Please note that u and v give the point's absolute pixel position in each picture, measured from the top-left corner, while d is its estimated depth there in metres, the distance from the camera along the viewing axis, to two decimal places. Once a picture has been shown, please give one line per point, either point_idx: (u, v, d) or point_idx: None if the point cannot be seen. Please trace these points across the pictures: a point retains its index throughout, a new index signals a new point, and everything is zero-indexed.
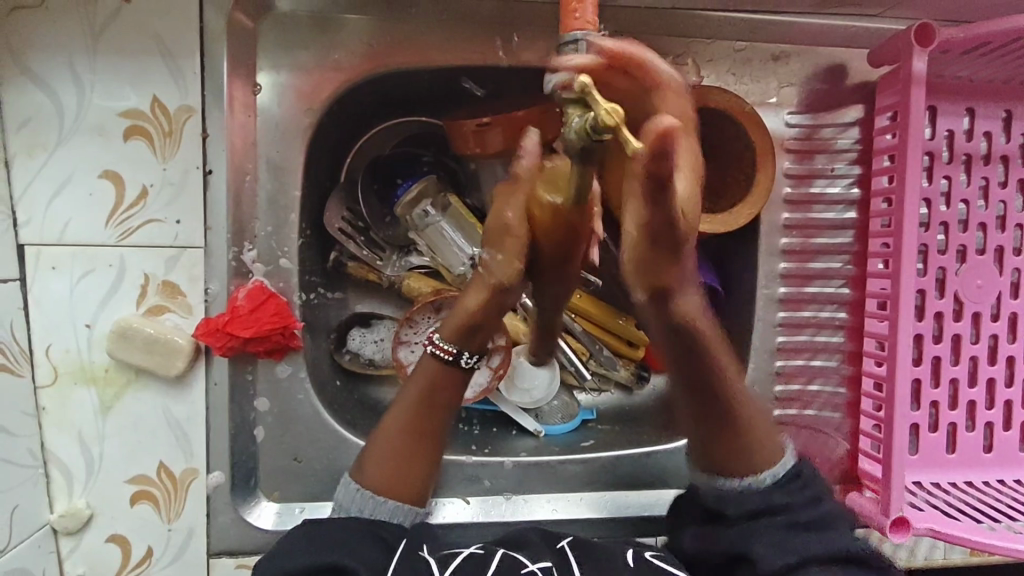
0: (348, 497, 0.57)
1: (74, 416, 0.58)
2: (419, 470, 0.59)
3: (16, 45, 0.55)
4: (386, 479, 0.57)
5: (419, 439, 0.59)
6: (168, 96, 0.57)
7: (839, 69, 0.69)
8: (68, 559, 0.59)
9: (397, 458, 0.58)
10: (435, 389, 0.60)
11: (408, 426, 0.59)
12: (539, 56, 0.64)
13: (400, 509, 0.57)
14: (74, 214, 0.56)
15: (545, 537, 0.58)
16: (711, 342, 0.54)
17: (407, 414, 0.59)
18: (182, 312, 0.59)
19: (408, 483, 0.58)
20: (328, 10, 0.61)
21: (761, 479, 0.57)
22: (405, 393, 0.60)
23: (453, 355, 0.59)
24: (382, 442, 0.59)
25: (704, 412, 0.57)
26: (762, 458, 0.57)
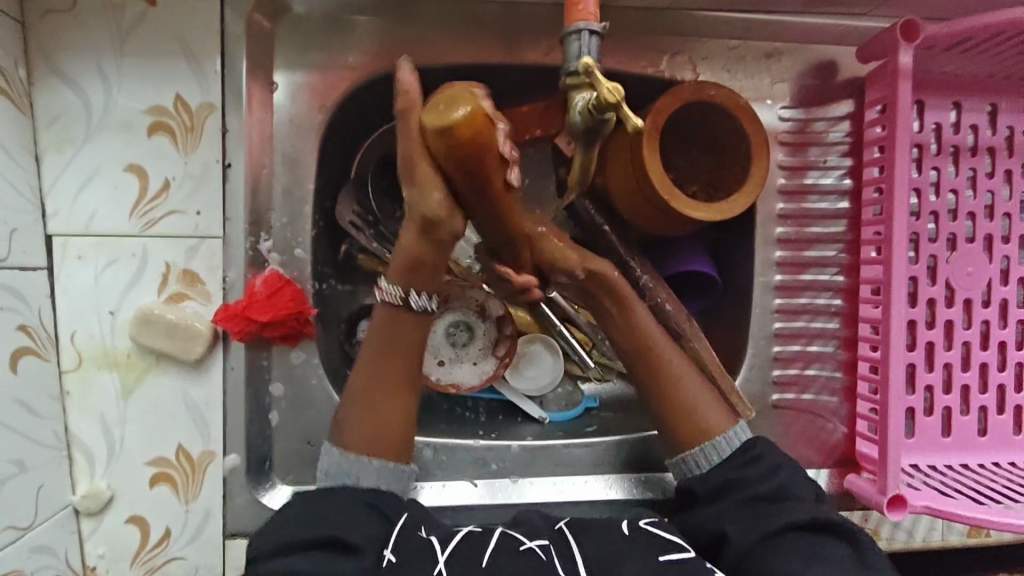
0: (334, 462, 0.59)
1: (96, 400, 0.60)
2: (394, 424, 0.61)
3: (48, 46, 0.58)
4: (369, 437, 0.60)
5: (390, 393, 0.61)
6: (190, 93, 0.60)
7: (830, 65, 0.72)
8: (89, 541, 0.61)
9: (375, 414, 0.60)
10: (393, 340, 0.61)
11: (378, 380, 0.61)
12: (542, 54, 0.67)
13: (386, 475, 0.59)
14: (100, 206, 0.59)
15: (545, 518, 0.59)
16: (625, 295, 0.66)
17: (373, 369, 0.61)
18: (201, 300, 0.61)
19: (389, 441, 0.60)
20: (341, 11, 0.64)
21: (715, 451, 0.63)
22: (369, 350, 0.62)
23: (403, 298, 0.60)
24: (357, 395, 0.61)
25: (656, 400, 0.66)
26: (712, 429, 0.63)
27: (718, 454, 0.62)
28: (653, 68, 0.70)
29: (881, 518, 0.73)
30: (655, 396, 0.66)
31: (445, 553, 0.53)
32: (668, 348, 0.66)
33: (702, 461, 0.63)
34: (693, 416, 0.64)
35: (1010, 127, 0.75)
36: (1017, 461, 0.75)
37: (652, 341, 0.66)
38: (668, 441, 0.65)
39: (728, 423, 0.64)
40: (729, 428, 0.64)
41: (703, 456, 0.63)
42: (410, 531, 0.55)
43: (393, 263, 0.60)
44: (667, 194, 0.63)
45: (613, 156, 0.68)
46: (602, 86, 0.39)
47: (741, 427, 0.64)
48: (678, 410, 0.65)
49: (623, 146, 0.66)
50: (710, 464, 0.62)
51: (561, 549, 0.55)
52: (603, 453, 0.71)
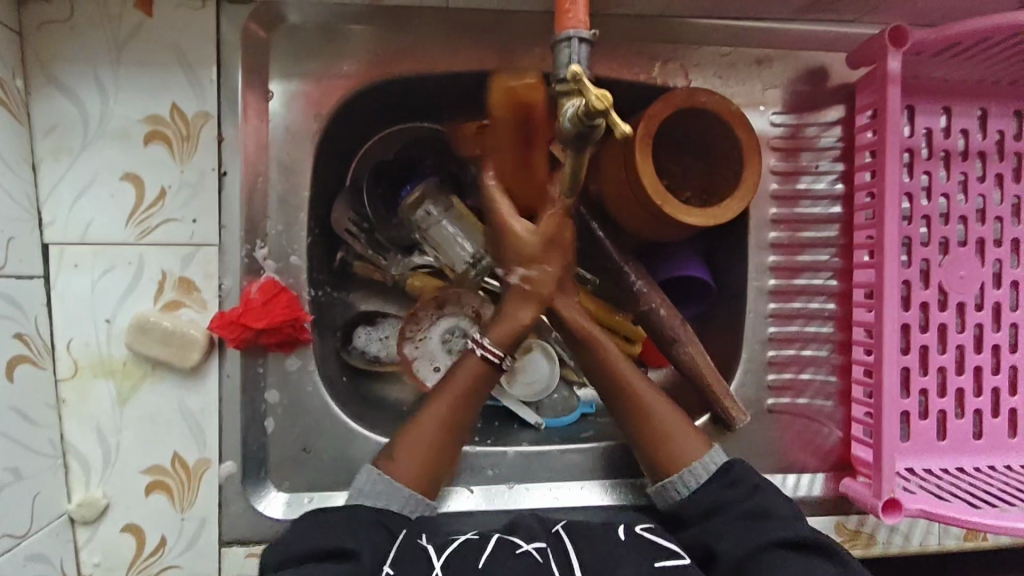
0: (371, 482, 0.59)
1: (92, 408, 0.60)
2: (442, 464, 0.61)
3: (46, 57, 0.59)
4: (415, 471, 0.60)
5: (451, 435, 0.62)
6: (187, 103, 0.61)
7: (821, 71, 0.73)
8: (85, 549, 0.61)
9: (430, 449, 0.61)
10: (475, 382, 0.63)
11: (444, 418, 0.62)
12: (535, 62, 0.68)
13: (411, 503, 0.59)
14: (96, 214, 0.60)
15: (541, 521, 0.60)
16: (592, 327, 0.66)
17: (446, 409, 0.62)
18: (197, 307, 0.62)
19: (431, 475, 0.61)
20: (336, 21, 0.65)
21: (686, 483, 0.62)
22: (447, 388, 0.63)
23: (499, 358, 0.64)
24: (421, 429, 0.61)
25: (631, 429, 0.65)
26: (687, 455, 0.63)
27: (696, 479, 0.62)
28: (646, 75, 0.70)
29: (878, 522, 0.73)
30: (629, 425, 0.65)
31: (440, 560, 0.54)
32: (638, 375, 0.66)
33: (682, 486, 0.63)
34: (668, 443, 0.64)
35: (1000, 131, 0.76)
36: (1013, 464, 0.75)
37: (619, 375, 0.66)
38: (648, 469, 0.65)
39: (702, 447, 0.64)
40: (703, 451, 0.63)
41: (682, 481, 0.63)
42: (409, 541, 0.55)
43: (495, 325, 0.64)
44: (659, 199, 0.64)
45: (607, 161, 0.68)
46: (590, 92, 0.39)
47: (715, 451, 0.64)
48: (654, 437, 0.64)
49: (618, 152, 0.66)
50: (689, 488, 0.62)
51: (557, 552, 0.55)
52: (599, 458, 0.71)
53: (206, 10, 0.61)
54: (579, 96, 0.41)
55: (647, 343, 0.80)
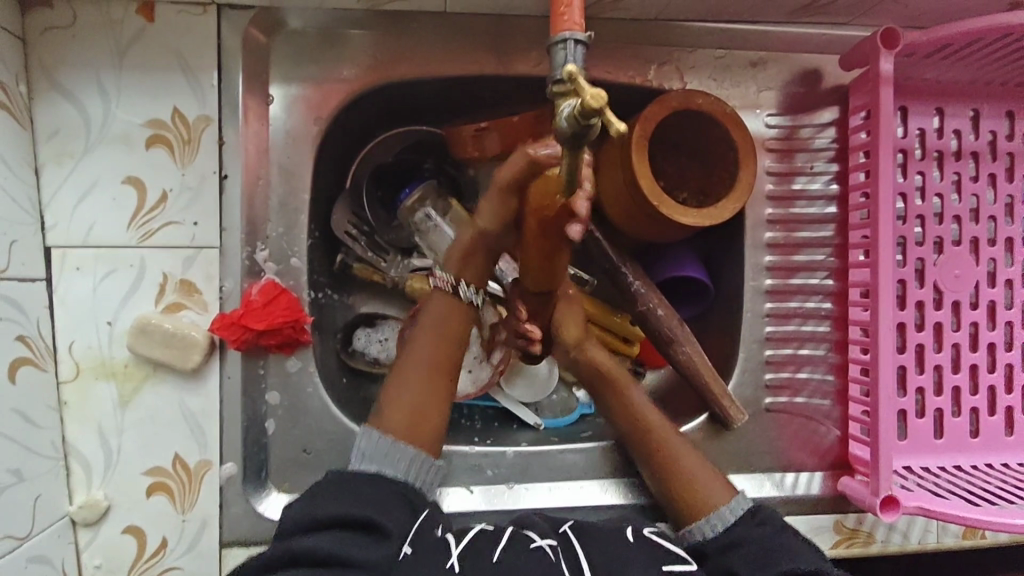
0: (368, 446, 0.59)
1: (93, 410, 0.60)
2: (425, 407, 0.62)
3: (49, 63, 0.59)
4: (398, 419, 0.61)
5: (427, 379, 0.62)
6: (188, 107, 0.61)
7: (815, 73, 0.74)
8: (86, 551, 0.61)
9: (419, 400, 0.62)
10: (447, 325, 0.63)
11: (417, 360, 0.63)
12: (533, 65, 0.69)
13: (415, 465, 0.59)
14: (98, 217, 0.60)
15: (549, 521, 0.60)
16: (615, 370, 0.68)
17: (415, 352, 0.63)
18: (198, 309, 0.62)
19: (415, 422, 0.61)
20: (335, 26, 0.65)
21: (705, 532, 0.61)
22: (417, 333, 0.64)
23: (453, 286, 0.63)
24: (400, 377, 0.63)
25: (657, 478, 0.66)
26: (711, 501, 0.63)
27: (723, 521, 0.61)
28: (641, 77, 0.71)
29: (876, 520, 0.74)
30: (655, 474, 0.66)
31: (457, 548, 0.53)
32: (666, 426, 0.67)
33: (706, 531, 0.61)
34: (693, 493, 0.64)
35: (992, 131, 0.77)
36: (1010, 462, 0.76)
37: (639, 418, 0.67)
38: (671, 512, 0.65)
39: (726, 494, 0.64)
40: (730, 497, 0.63)
41: (708, 528, 0.61)
42: (428, 530, 0.55)
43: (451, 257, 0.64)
44: (656, 200, 0.64)
45: (605, 165, 0.69)
46: (586, 91, 0.39)
47: (742, 497, 0.63)
48: (680, 488, 0.64)
49: (616, 154, 0.67)
50: (715, 532, 0.61)
51: (567, 552, 0.55)
52: (599, 457, 0.71)
53: (207, 16, 0.62)
54: (576, 96, 0.40)
55: (645, 344, 0.80)
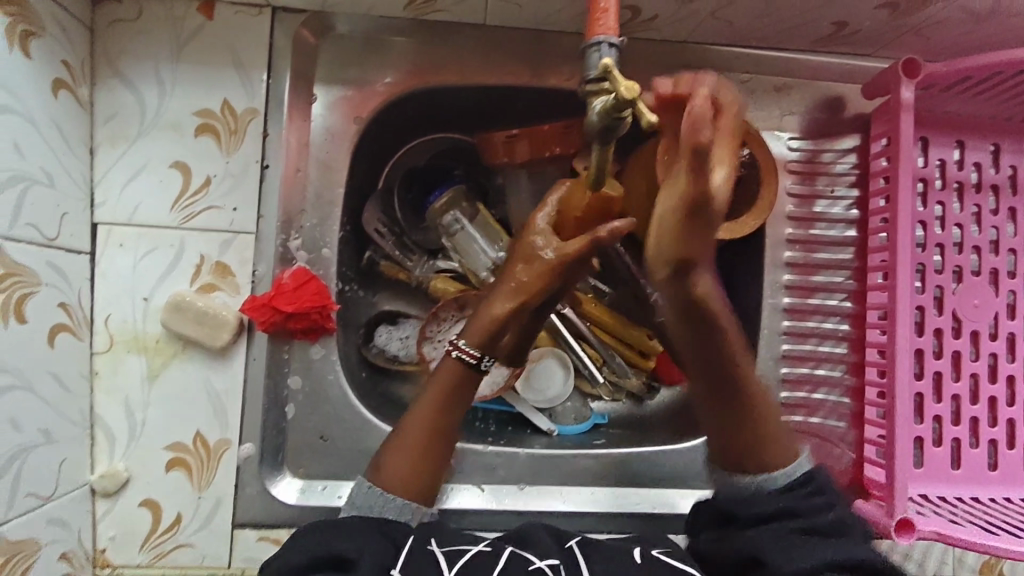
0: (361, 495, 0.60)
1: (123, 382, 0.62)
2: (431, 468, 0.63)
3: (113, 54, 0.63)
4: (400, 478, 0.61)
5: (433, 443, 0.63)
6: (237, 100, 0.65)
7: (838, 100, 0.77)
8: (101, 522, 0.61)
9: (414, 454, 0.62)
10: (452, 386, 0.65)
11: (423, 422, 0.63)
12: (564, 79, 0.72)
13: (405, 509, 0.61)
14: (144, 198, 0.63)
15: (554, 536, 0.59)
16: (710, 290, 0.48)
17: (424, 414, 0.64)
18: (230, 291, 0.64)
19: (418, 479, 0.62)
20: (380, 32, 0.69)
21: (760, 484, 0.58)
22: (426, 392, 0.65)
23: (476, 359, 0.65)
24: (401, 438, 0.63)
25: (727, 423, 0.58)
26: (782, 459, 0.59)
27: (787, 477, 0.58)
28: None
29: (890, 547, 0.72)
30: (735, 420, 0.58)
31: (451, 571, 0.53)
32: (753, 364, 0.56)
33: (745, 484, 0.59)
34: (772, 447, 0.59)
35: (1013, 166, 0.78)
36: None
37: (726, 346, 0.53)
38: (728, 458, 0.60)
39: (790, 455, 0.59)
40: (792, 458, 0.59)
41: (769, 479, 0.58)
42: (420, 545, 0.55)
43: (470, 328, 0.65)
44: None
45: (630, 179, 0.69)
46: (619, 86, 0.40)
47: (804, 459, 0.59)
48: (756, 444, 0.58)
49: (643, 168, 0.68)
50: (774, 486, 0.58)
51: (571, 570, 0.54)
52: (609, 464, 0.71)
53: (262, 17, 0.66)
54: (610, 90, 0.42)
55: (662, 359, 0.81)
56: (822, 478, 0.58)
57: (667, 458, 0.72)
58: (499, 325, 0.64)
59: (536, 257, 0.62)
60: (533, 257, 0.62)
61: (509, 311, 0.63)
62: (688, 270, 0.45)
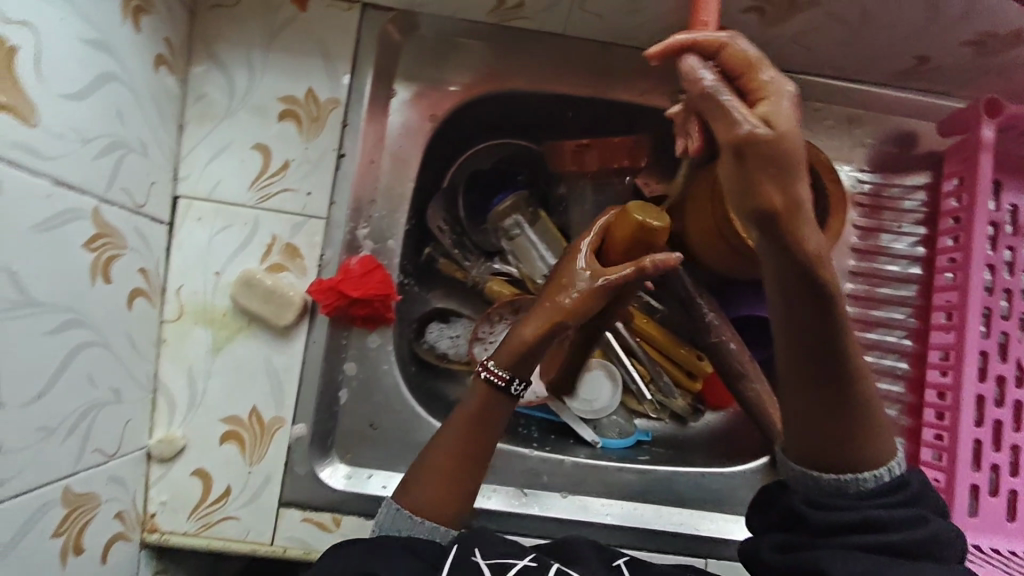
0: (388, 518, 0.59)
1: (188, 352, 0.64)
2: (461, 491, 0.60)
3: (210, 36, 0.66)
4: (428, 501, 0.59)
5: (464, 467, 0.61)
6: (321, 89, 0.67)
7: (910, 136, 0.76)
8: (154, 487, 0.62)
9: (444, 475, 0.60)
10: (482, 410, 0.62)
11: (452, 445, 0.61)
12: (634, 95, 0.73)
13: (432, 531, 0.59)
14: (224, 176, 0.65)
15: (600, 553, 0.58)
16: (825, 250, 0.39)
17: (453, 437, 0.61)
18: (297, 273, 0.66)
19: (448, 502, 0.60)
20: (465, 36, 0.71)
21: (864, 479, 0.49)
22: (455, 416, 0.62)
23: (505, 382, 0.62)
24: (428, 460, 0.61)
25: (825, 409, 0.46)
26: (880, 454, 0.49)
27: (889, 475, 0.49)
28: None
29: None
30: (837, 399, 0.46)
31: None
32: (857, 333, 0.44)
33: (840, 493, 0.49)
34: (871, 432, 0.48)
35: None
36: None
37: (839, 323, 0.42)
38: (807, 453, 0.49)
39: (889, 452, 0.49)
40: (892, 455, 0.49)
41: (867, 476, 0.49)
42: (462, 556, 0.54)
43: (501, 349, 0.64)
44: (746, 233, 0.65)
45: (695, 201, 0.70)
46: None
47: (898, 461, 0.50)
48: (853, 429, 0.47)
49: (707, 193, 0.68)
50: (878, 483, 0.49)
51: None
52: (653, 482, 0.71)
53: (351, 12, 0.67)
54: None
55: (709, 381, 0.80)
56: (917, 483, 0.50)
57: (715, 479, 0.72)
58: (530, 348, 0.62)
59: (576, 277, 0.62)
60: (576, 277, 0.63)
61: (539, 333, 0.62)
62: (791, 226, 0.38)
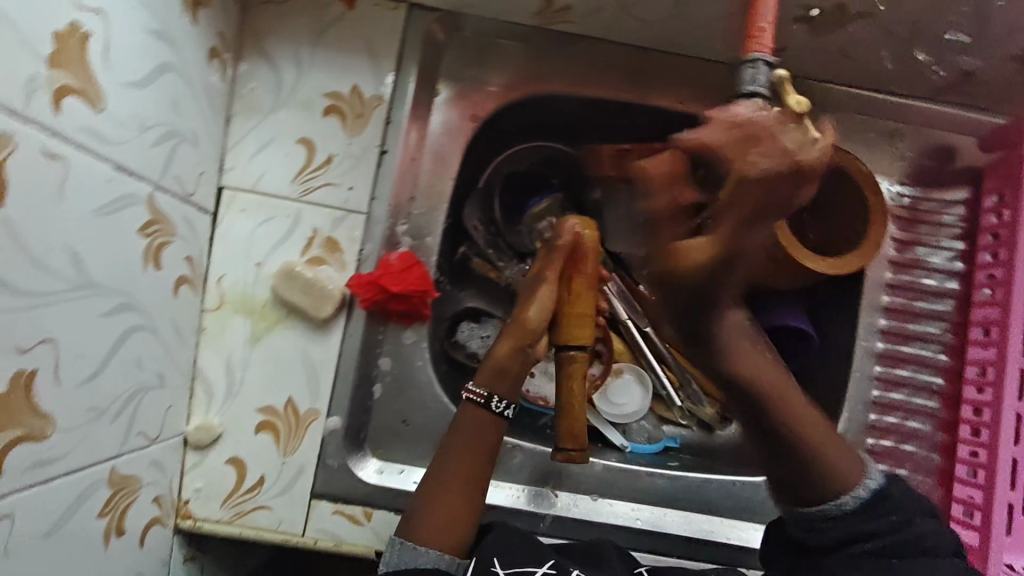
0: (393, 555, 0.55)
1: (227, 341, 0.64)
2: (465, 517, 0.57)
3: (259, 32, 0.67)
4: (431, 529, 0.56)
5: (466, 493, 0.58)
6: (366, 86, 0.67)
7: (950, 150, 0.75)
8: (189, 474, 0.63)
9: (444, 503, 0.57)
10: (477, 435, 0.60)
11: (450, 472, 0.58)
12: (673, 102, 0.74)
13: (440, 558, 0.55)
14: (269, 169, 0.66)
15: (623, 560, 0.58)
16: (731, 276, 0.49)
17: (451, 464, 0.59)
18: (336, 267, 0.66)
19: (452, 529, 0.56)
20: (509, 38, 0.72)
21: (845, 501, 0.51)
22: (451, 444, 0.60)
23: (485, 398, 0.61)
24: (427, 488, 0.58)
25: (771, 436, 0.53)
26: (844, 477, 0.51)
27: (866, 488, 0.51)
28: None
29: None
30: (770, 425, 0.53)
31: None
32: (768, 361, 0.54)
33: (829, 514, 0.51)
34: (821, 453, 0.52)
35: None
36: None
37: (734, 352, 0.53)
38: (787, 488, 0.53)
39: (858, 470, 0.52)
40: (858, 475, 0.52)
41: (838, 500, 0.51)
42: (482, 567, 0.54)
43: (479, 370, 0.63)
44: (784, 238, 0.65)
45: None
46: (788, 96, 0.47)
47: (869, 476, 0.52)
48: (804, 449, 0.52)
49: None
50: (859, 498, 0.51)
51: None
52: (684, 488, 0.71)
53: (398, 11, 0.68)
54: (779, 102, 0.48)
55: None
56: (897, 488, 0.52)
57: (746, 489, 0.71)
58: (505, 363, 0.61)
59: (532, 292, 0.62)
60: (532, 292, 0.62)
61: (508, 347, 0.62)
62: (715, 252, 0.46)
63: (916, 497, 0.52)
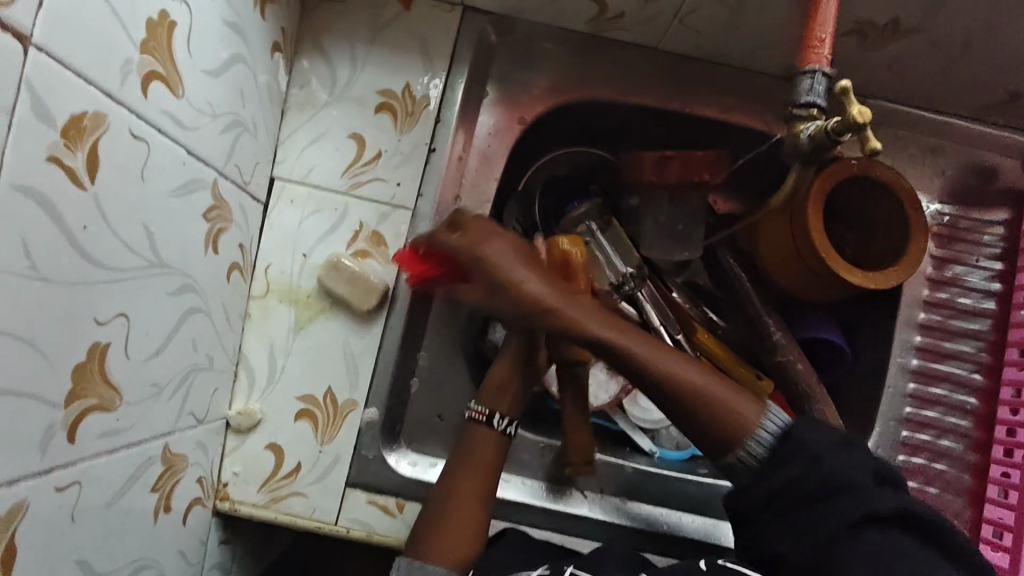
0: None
1: (271, 328, 0.66)
2: (471, 535, 0.58)
3: (317, 28, 0.68)
4: (437, 547, 0.57)
5: (472, 510, 0.59)
6: (417, 84, 0.69)
7: (992, 171, 0.76)
8: (229, 457, 0.64)
9: (448, 522, 0.58)
10: (481, 450, 0.62)
11: (455, 491, 0.60)
12: (717, 112, 0.75)
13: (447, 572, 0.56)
14: (319, 162, 0.67)
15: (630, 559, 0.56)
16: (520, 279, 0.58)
17: (456, 484, 0.60)
18: (381, 261, 0.67)
19: (458, 546, 0.58)
20: (558, 44, 0.73)
21: (749, 448, 0.51)
22: (453, 467, 0.61)
23: (486, 416, 0.63)
24: (431, 510, 0.60)
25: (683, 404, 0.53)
26: (744, 424, 0.52)
27: (765, 432, 0.51)
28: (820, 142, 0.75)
29: None
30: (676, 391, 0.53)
31: None
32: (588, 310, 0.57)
33: (740, 459, 0.52)
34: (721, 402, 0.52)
35: None
36: None
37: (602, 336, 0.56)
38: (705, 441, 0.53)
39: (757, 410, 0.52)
40: (758, 419, 0.52)
41: (742, 449, 0.51)
42: None
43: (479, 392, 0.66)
44: (824, 251, 0.64)
45: (769, 223, 0.71)
46: (852, 110, 0.48)
47: (768, 416, 0.52)
48: (709, 402, 0.53)
49: (784, 212, 0.68)
50: (762, 445, 0.51)
51: None
52: (714, 495, 0.72)
53: (453, 14, 0.70)
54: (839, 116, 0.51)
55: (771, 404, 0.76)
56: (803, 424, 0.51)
57: None
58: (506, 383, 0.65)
59: None
60: None
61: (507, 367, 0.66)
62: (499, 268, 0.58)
63: (818, 429, 0.50)
